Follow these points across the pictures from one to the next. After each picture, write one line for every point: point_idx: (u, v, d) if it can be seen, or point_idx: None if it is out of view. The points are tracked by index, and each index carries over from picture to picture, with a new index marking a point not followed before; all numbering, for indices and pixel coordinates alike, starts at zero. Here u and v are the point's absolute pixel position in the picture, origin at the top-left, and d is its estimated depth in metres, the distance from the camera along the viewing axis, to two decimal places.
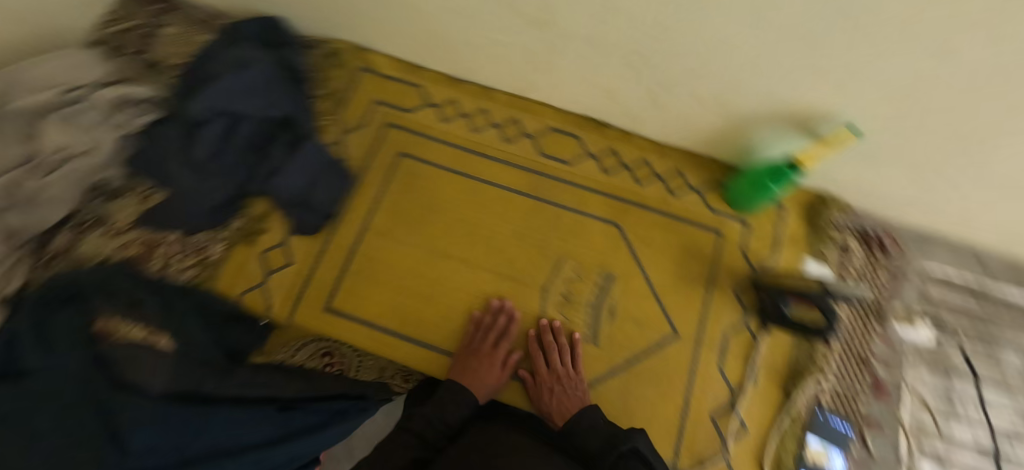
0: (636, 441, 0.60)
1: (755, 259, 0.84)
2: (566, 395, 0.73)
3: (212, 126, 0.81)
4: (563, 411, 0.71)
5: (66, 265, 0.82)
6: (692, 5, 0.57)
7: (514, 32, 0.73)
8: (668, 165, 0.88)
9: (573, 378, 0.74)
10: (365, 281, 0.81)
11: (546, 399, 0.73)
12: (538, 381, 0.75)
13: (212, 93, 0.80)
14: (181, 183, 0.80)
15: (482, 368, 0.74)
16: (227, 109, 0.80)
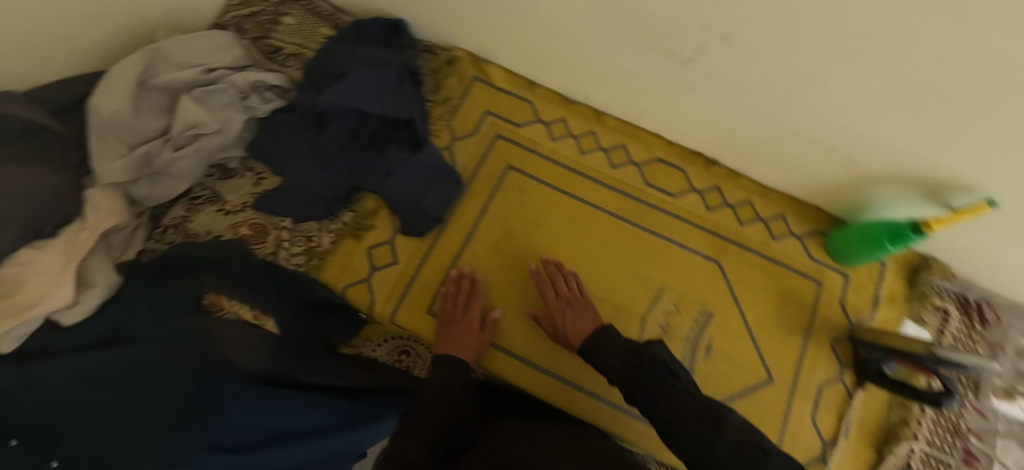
0: (654, 348, 0.55)
1: (854, 314, 0.84)
2: (581, 315, 0.74)
3: (339, 120, 0.85)
4: (579, 328, 0.72)
5: (178, 237, 0.85)
6: (854, 65, 0.56)
7: (649, 64, 0.74)
8: (771, 209, 0.88)
9: (580, 301, 0.76)
10: (468, 289, 0.82)
11: (563, 321, 0.74)
12: (554, 310, 0.76)
13: (342, 89, 0.83)
14: (306, 172, 0.84)
15: (462, 334, 0.75)
16: (353, 106, 0.84)
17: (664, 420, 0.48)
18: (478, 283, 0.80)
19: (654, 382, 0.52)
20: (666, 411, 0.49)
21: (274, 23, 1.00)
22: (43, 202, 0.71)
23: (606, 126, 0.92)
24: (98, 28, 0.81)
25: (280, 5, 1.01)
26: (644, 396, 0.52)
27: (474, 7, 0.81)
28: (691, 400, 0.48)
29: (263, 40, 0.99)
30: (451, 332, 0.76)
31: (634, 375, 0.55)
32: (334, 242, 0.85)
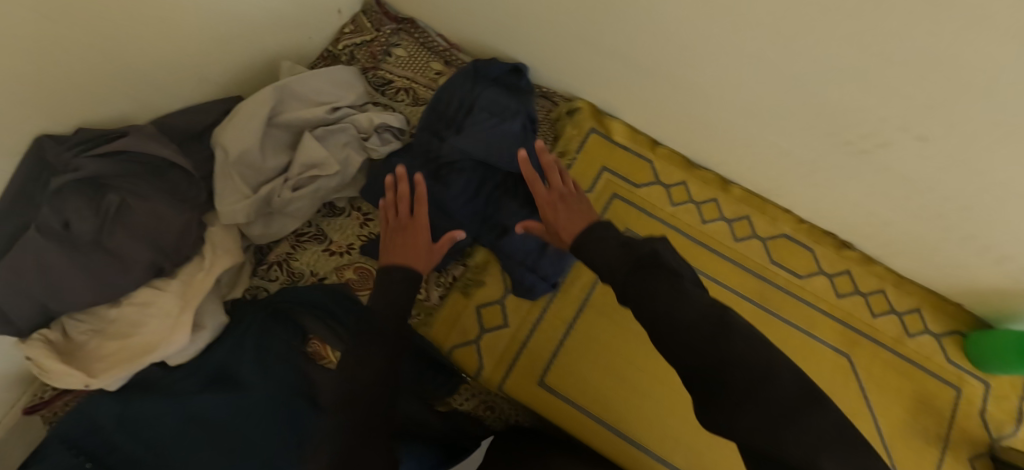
0: (655, 244, 0.47)
1: (996, 427, 0.77)
2: (572, 209, 0.64)
3: (460, 169, 0.79)
4: (572, 224, 0.61)
5: (283, 276, 0.82)
6: None
7: (811, 147, 0.69)
8: (906, 301, 0.82)
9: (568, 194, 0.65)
10: (582, 361, 0.78)
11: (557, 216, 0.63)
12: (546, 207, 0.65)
13: (465, 138, 0.79)
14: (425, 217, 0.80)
15: (403, 242, 0.66)
16: (476, 155, 0.79)
17: (656, 318, 0.40)
18: (418, 186, 0.70)
19: (657, 278, 0.42)
20: (666, 309, 0.38)
21: (385, 54, 0.98)
22: (170, 241, 0.68)
23: (731, 195, 0.87)
24: (227, 57, 0.79)
25: (393, 36, 0.98)
26: (634, 295, 0.43)
27: (613, 62, 0.77)
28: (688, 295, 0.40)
29: (373, 71, 0.97)
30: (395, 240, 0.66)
31: (629, 272, 0.45)
32: (442, 296, 0.80)
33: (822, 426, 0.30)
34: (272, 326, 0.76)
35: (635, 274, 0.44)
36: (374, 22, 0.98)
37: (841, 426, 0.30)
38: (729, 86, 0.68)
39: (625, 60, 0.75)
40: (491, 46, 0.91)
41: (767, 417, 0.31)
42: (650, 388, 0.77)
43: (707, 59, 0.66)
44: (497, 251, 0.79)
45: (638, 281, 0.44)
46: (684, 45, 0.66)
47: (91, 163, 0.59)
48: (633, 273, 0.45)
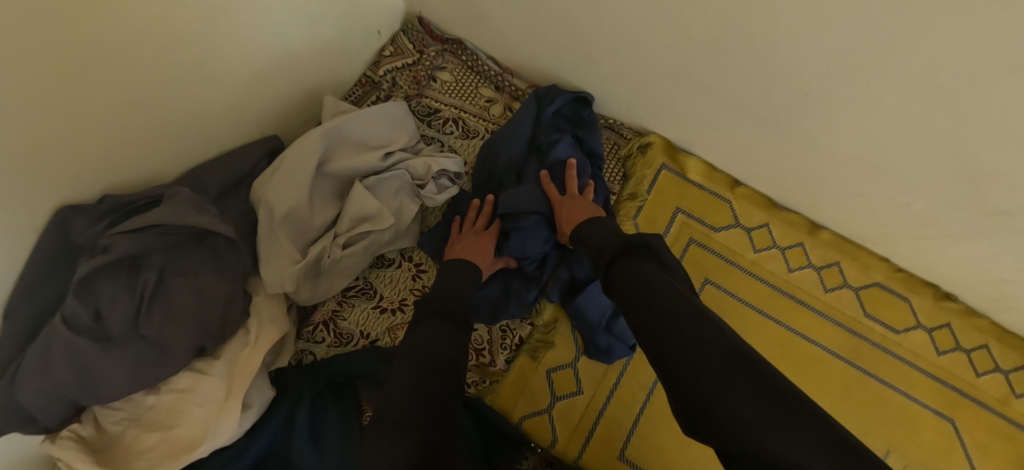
0: (649, 237, 0.51)
1: None
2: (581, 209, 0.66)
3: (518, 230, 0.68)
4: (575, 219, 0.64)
5: (329, 338, 0.74)
6: None
7: (936, 200, 0.61)
8: (1015, 359, 0.75)
9: (579, 196, 0.68)
10: (664, 432, 0.71)
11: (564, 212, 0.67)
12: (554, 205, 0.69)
13: (512, 195, 0.69)
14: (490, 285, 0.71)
15: (473, 245, 0.68)
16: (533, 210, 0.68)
17: (632, 297, 0.43)
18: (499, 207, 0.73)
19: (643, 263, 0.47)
20: (638, 286, 0.44)
21: (430, 79, 0.89)
22: (213, 319, 0.59)
23: (819, 240, 0.79)
24: (266, 92, 0.71)
25: (439, 58, 0.89)
26: (620, 279, 0.47)
27: (702, 98, 0.68)
28: (660, 279, 0.43)
29: (417, 97, 0.88)
30: (469, 242, 0.69)
31: (620, 262, 0.49)
32: (508, 361, 0.72)
33: (765, 396, 0.30)
34: (327, 402, 0.69)
35: (621, 265, 0.48)
36: (418, 43, 0.89)
37: (791, 398, 0.30)
38: (850, 135, 0.60)
39: (717, 97, 0.66)
40: (551, 73, 0.82)
41: (711, 382, 0.32)
42: None
43: (825, 105, 0.57)
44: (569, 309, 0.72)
45: (623, 270, 0.48)
46: (799, 89, 0.58)
47: (124, 240, 0.53)
48: (622, 263, 0.49)
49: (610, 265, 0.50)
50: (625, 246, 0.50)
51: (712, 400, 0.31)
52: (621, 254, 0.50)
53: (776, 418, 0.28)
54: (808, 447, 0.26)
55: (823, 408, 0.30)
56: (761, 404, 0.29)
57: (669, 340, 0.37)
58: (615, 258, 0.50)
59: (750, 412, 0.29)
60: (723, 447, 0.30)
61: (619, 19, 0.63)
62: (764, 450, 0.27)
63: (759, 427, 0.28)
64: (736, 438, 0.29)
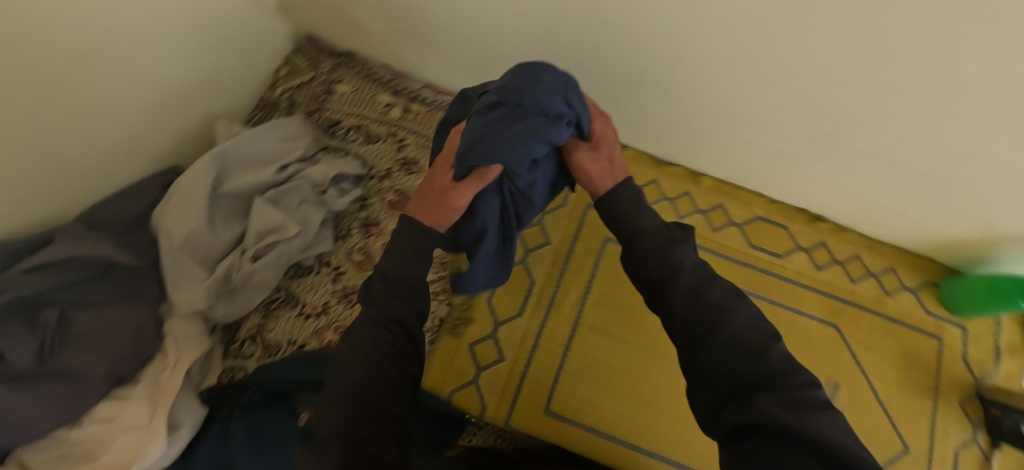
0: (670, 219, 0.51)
1: (977, 368, 0.81)
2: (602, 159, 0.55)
3: (556, 127, 0.49)
4: (603, 170, 0.54)
5: (258, 350, 0.77)
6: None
7: (773, 133, 0.69)
8: (881, 263, 0.85)
9: (602, 144, 0.56)
10: (586, 382, 0.77)
11: (588, 155, 0.55)
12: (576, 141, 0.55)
13: (548, 74, 0.50)
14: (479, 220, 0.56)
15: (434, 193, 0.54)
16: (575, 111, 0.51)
17: (681, 304, 0.44)
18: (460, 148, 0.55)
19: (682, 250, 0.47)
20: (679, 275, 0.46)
21: (329, 91, 0.92)
22: (127, 345, 0.62)
23: (702, 186, 0.88)
24: (160, 127, 0.74)
25: (335, 72, 0.93)
26: (667, 281, 0.46)
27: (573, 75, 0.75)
28: (706, 286, 0.44)
29: (318, 112, 0.91)
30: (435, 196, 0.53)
31: (657, 260, 0.47)
32: (432, 342, 0.78)
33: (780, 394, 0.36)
34: (261, 411, 0.71)
35: (668, 268, 0.46)
36: (312, 61, 0.93)
37: (808, 402, 0.36)
38: (694, 87, 0.67)
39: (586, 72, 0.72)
40: (440, 71, 0.88)
41: (739, 375, 0.38)
42: (656, 396, 0.77)
43: (668, 65, 0.64)
44: None
45: (668, 275, 0.46)
46: (642, 55, 0.64)
47: (23, 283, 0.57)
48: (665, 262, 0.46)
49: (659, 261, 0.47)
50: (677, 249, 0.47)
51: (739, 397, 0.38)
52: (676, 249, 0.47)
53: (795, 413, 0.34)
54: (829, 435, 0.33)
55: (818, 404, 0.36)
56: (782, 402, 0.35)
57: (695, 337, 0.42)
58: (670, 259, 0.46)
59: (770, 402, 0.35)
60: (739, 433, 0.36)
61: (479, 14, 0.68)
62: (786, 424, 0.33)
63: (781, 414, 0.34)
64: (758, 420, 0.35)
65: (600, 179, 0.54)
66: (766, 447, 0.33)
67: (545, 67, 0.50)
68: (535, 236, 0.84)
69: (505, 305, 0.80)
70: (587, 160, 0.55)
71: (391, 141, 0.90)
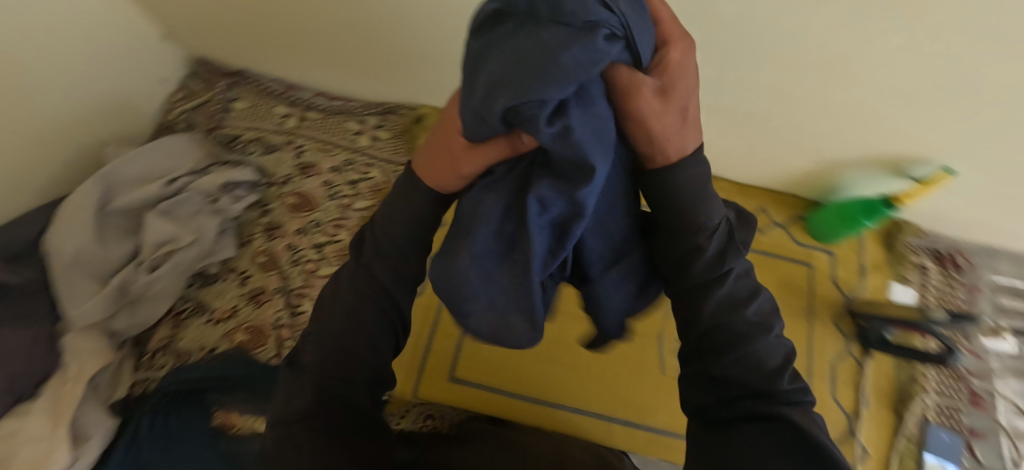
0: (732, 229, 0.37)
1: (846, 286, 0.89)
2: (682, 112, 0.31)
3: (591, 43, 0.23)
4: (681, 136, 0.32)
5: (169, 359, 0.80)
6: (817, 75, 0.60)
7: None
8: (752, 204, 0.94)
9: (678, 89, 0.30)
10: (489, 347, 0.81)
11: (660, 107, 0.29)
12: (642, 81, 0.28)
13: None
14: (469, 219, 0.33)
15: (443, 160, 0.36)
16: (628, 19, 0.25)
17: (709, 314, 0.36)
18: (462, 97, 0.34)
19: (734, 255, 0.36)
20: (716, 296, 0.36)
21: (225, 110, 0.97)
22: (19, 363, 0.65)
23: None
24: (48, 158, 0.77)
25: (229, 90, 0.97)
26: (698, 293, 0.36)
27: (436, 66, 0.80)
28: (744, 296, 0.37)
29: (217, 130, 0.96)
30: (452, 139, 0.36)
31: (696, 265, 0.36)
32: None
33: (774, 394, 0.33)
34: (172, 411, 0.74)
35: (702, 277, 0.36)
36: (205, 83, 0.97)
37: (798, 399, 0.34)
38: None
39: (445, 63, 0.77)
40: (327, 78, 0.94)
41: (745, 381, 0.34)
42: (555, 350, 0.82)
43: None
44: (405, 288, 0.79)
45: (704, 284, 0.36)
46: None
47: None
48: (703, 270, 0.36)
49: (701, 271, 0.36)
50: (728, 259, 0.35)
51: (731, 400, 0.34)
52: (729, 261, 0.35)
53: (784, 410, 0.32)
54: (823, 438, 0.31)
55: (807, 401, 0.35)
56: (776, 401, 0.33)
57: (711, 345, 0.36)
58: (716, 268, 0.35)
59: (765, 407, 0.33)
60: (727, 427, 0.33)
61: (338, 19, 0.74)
62: (786, 423, 0.31)
63: (776, 417, 0.32)
64: (752, 419, 0.33)
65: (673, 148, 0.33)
66: (754, 442, 0.31)
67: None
68: None
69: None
70: (664, 120, 0.30)
71: (289, 149, 0.95)
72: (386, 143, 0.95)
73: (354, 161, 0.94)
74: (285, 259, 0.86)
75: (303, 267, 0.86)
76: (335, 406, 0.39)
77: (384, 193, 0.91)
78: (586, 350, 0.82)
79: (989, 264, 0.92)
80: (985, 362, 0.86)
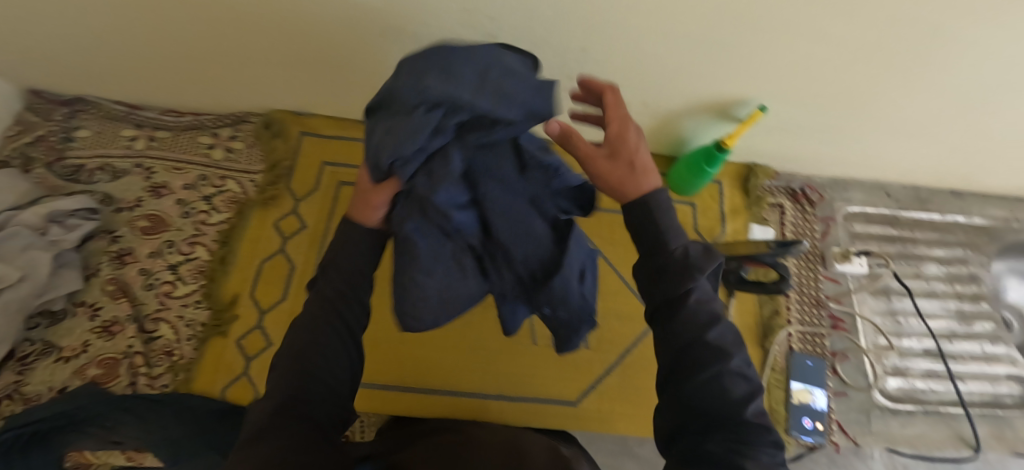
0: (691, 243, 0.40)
1: (707, 234, 0.92)
2: (625, 159, 0.43)
3: (413, 120, 0.39)
4: (627, 176, 0.43)
5: (14, 407, 0.74)
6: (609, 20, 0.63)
7: None
8: None
9: (617, 150, 0.43)
10: None
11: (606, 165, 0.43)
12: (586, 152, 0.43)
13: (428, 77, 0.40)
14: (404, 262, 0.45)
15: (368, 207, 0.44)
16: (435, 94, 0.39)
17: (685, 329, 0.39)
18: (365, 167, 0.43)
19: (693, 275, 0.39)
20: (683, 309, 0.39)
21: (66, 140, 0.92)
22: None
23: None
24: None
25: (69, 119, 0.92)
26: (670, 307, 0.40)
27: (271, 68, 0.81)
28: (705, 322, 0.39)
29: (59, 162, 0.91)
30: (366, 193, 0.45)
31: (664, 281, 0.40)
32: (197, 348, 0.79)
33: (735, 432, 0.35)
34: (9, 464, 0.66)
35: (669, 291, 0.39)
36: (40, 115, 0.92)
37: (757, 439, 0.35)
38: (354, 50, 0.74)
39: (279, 61, 0.78)
40: (168, 93, 0.91)
41: (709, 410, 0.36)
42: (426, 337, 0.82)
43: (317, 31, 0.70)
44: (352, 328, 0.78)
45: (673, 295, 0.40)
46: (293, 29, 0.70)
47: None
48: (669, 284, 0.40)
49: (668, 285, 0.40)
50: (693, 274, 0.38)
51: (703, 432, 0.36)
52: (688, 277, 0.38)
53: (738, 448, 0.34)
54: None
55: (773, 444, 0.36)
56: (734, 440, 0.35)
57: (684, 372, 0.37)
58: (679, 284, 0.39)
59: (721, 444, 0.34)
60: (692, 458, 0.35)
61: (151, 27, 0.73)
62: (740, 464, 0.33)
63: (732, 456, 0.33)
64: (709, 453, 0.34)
65: (624, 186, 0.43)
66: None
67: (414, 57, 0.43)
68: (290, 223, 0.88)
69: (269, 294, 0.83)
70: (604, 169, 0.43)
71: (138, 172, 0.91)
72: (241, 154, 0.92)
73: (208, 175, 0.91)
74: (139, 285, 0.83)
75: (157, 290, 0.82)
76: (304, 423, 0.37)
77: (240, 204, 0.88)
78: (456, 332, 0.82)
79: (843, 196, 0.98)
80: (843, 285, 0.91)
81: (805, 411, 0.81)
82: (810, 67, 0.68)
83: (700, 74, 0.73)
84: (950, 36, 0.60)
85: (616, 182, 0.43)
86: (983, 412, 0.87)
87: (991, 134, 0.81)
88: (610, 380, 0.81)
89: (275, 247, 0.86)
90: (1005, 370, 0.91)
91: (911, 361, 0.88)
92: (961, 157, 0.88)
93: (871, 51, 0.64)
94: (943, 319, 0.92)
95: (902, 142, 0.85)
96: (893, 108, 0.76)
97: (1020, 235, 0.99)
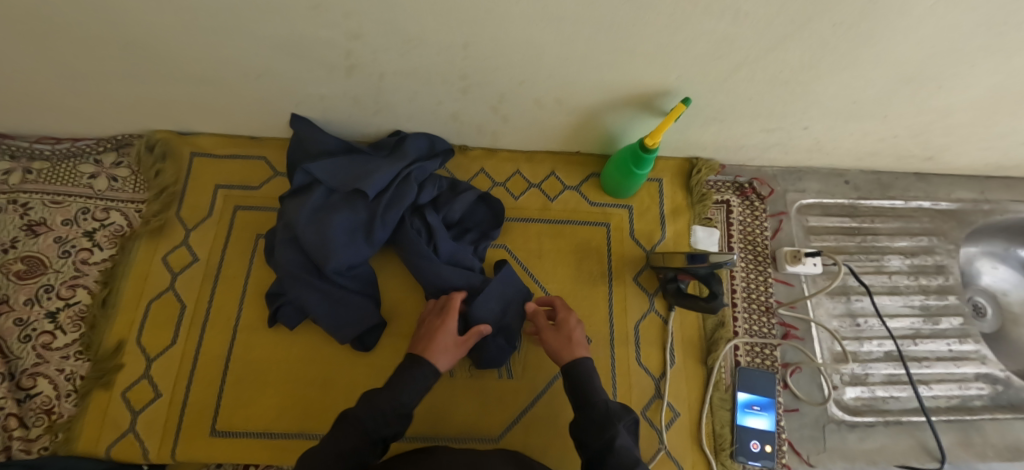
0: (607, 399, 0.59)
1: (645, 240, 0.84)
2: (565, 334, 0.68)
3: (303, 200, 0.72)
4: (563, 344, 0.66)
5: None
6: (484, 16, 0.53)
7: (322, 82, 0.67)
8: (541, 171, 0.87)
9: (563, 328, 0.68)
10: (255, 387, 0.73)
11: (553, 335, 0.68)
12: (544, 327, 0.69)
13: (311, 126, 0.75)
14: (323, 298, 0.71)
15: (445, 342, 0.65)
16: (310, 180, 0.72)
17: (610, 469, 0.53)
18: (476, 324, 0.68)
19: (615, 426, 0.55)
20: (611, 454, 0.53)
21: None
22: None
23: None
24: None
25: None
26: (601, 453, 0.54)
27: (129, 84, 0.70)
28: (631, 463, 0.53)
29: None
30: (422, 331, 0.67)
31: (595, 432, 0.56)
32: (78, 404, 0.72)
33: None
34: None
35: (601, 444, 0.55)
36: None
37: None
38: (211, 59, 0.64)
39: (135, 77, 0.68)
40: (34, 120, 0.80)
41: None
42: (330, 375, 0.74)
43: (159, 40, 0.60)
44: (268, 367, 0.74)
45: (602, 445, 0.55)
46: (132, 41, 0.60)
47: None
48: (600, 433, 0.56)
49: (597, 436, 0.56)
50: (611, 428, 0.55)
51: None
52: (610, 425, 0.56)
53: None
54: None
55: None
56: None
57: None
58: (604, 432, 0.55)
59: None
60: None
61: None
62: None
63: None
64: None
65: (563, 351, 0.66)
66: None
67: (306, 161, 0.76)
68: (181, 256, 0.80)
69: (158, 339, 0.76)
70: (554, 339, 0.67)
71: (12, 209, 0.80)
72: (127, 182, 0.83)
73: (90, 208, 0.82)
74: (13, 337, 0.74)
75: (35, 341, 0.74)
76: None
77: (125, 238, 0.80)
78: (363, 369, 0.75)
79: (797, 187, 0.89)
80: (795, 288, 0.84)
81: (753, 433, 0.74)
82: (734, 57, 0.59)
83: (609, 69, 0.62)
84: (890, 13, 0.50)
85: (554, 347, 0.67)
86: (949, 419, 0.80)
87: (953, 113, 0.71)
88: (537, 411, 0.74)
89: (164, 285, 0.78)
90: (974, 370, 0.83)
91: (871, 367, 0.81)
92: (922, 138, 0.79)
93: (800, 35, 0.54)
94: (906, 318, 0.85)
95: (853, 127, 0.76)
96: (838, 92, 0.66)
97: (992, 218, 0.91)
